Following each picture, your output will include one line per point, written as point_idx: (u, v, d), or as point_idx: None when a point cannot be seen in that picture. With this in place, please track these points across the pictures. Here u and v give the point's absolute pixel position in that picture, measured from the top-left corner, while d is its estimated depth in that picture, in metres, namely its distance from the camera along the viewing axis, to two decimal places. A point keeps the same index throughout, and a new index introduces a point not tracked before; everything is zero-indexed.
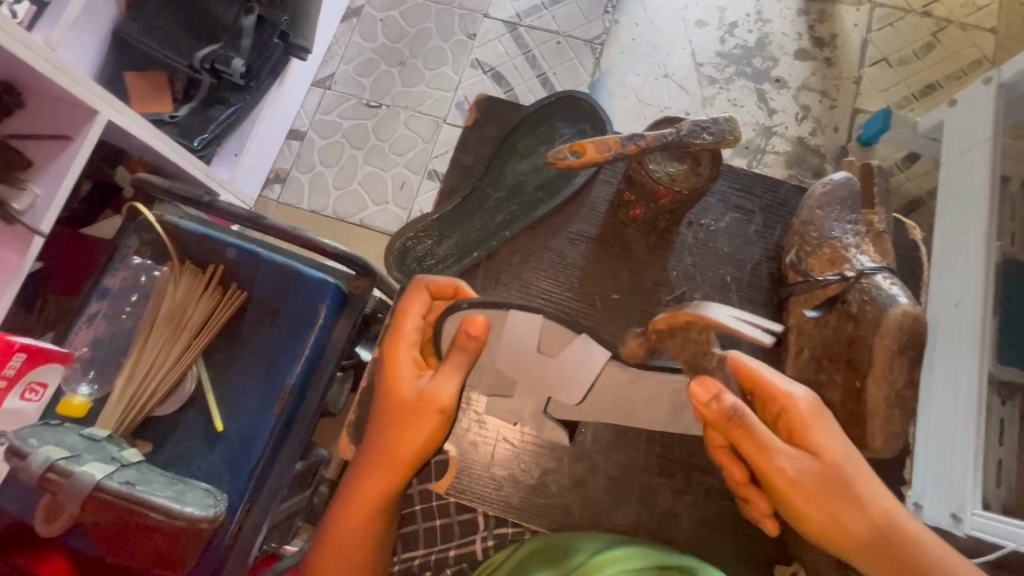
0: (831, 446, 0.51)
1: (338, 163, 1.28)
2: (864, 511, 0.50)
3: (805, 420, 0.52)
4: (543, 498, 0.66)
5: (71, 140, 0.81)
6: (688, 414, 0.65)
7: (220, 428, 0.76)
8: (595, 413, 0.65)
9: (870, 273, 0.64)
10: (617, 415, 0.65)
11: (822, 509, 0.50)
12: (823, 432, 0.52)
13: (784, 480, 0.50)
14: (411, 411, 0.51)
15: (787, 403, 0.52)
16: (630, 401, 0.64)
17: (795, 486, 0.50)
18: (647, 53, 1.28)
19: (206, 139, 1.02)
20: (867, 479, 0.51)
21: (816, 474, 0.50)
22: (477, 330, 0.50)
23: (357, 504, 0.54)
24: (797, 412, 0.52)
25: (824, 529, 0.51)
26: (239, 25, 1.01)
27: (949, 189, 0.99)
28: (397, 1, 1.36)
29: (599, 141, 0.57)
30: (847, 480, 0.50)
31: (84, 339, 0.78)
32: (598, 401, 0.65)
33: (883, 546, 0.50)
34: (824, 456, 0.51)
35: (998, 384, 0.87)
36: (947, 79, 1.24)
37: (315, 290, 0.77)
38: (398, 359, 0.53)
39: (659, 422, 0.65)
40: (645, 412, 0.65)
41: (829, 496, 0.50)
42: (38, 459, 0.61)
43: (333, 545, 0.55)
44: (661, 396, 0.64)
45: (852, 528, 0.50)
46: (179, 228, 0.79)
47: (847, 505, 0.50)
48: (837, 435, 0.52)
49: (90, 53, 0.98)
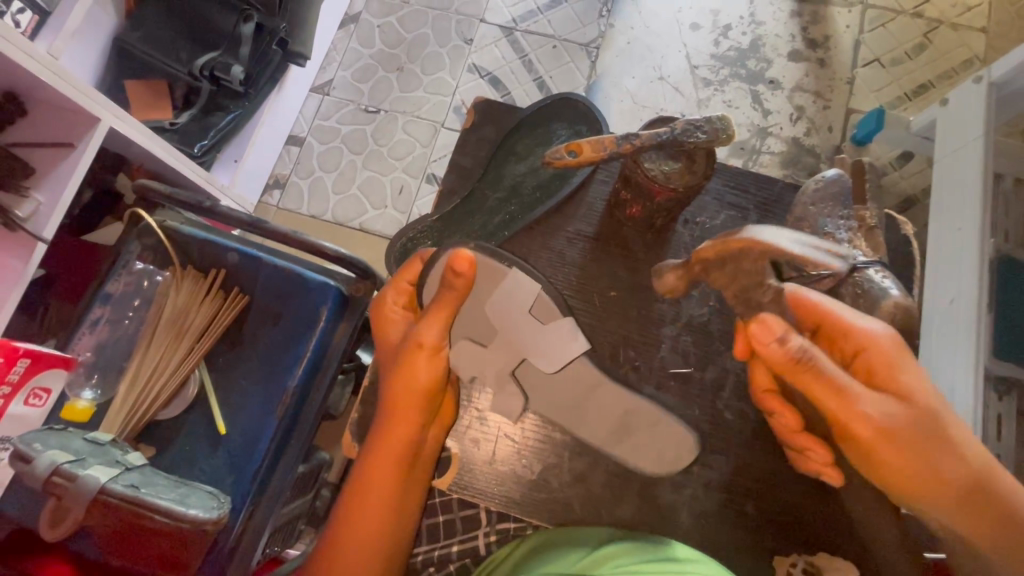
0: (915, 385, 0.51)
1: (337, 168, 1.29)
2: (950, 451, 0.50)
3: (885, 358, 0.52)
4: (544, 493, 0.67)
5: (73, 147, 0.82)
6: (631, 444, 0.66)
7: (223, 432, 0.76)
8: (550, 406, 0.67)
9: (862, 267, 0.62)
10: (567, 414, 0.66)
11: (912, 453, 0.50)
12: (905, 371, 0.51)
13: (873, 421, 0.49)
14: (404, 355, 0.57)
15: (867, 343, 0.52)
16: (589, 401, 0.66)
17: (881, 427, 0.49)
18: (642, 56, 1.29)
19: (206, 146, 1.04)
20: (951, 419, 0.51)
21: (903, 414, 0.50)
22: (461, 263, 0.52)
23: (382, 456, 0.56)
24: (879, 351, 0.52)
25: (908, 471, 0.50)
26: (238, 32, 1.01)
27: (942, 187, 1.00)
28: (394, 8, 1.38)
29: (595, 141, 0.58)
30: (933, 419, 0.50)
31: (87, 344, 0.79)
32: (558, 393, 0.66)
33: (973, 485, 0.50)
34: (908, 396, 0.50)
35: (995, 379, 0.87)
36: (939, 79, 1.25)
37: (317, 293, 0.78)
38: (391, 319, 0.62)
39: (599, 440, 0.66)
40: (592, 423, 0.66)
41: (916, 438, 0.50)
42: (43, 463, 0.61)
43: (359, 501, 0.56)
44: (619, 410, 0.65)
45: (940, 470, 0.50)
46: (181, 234, 0.80)
47: (936, 446, 0.50)
48: (922, 376, 0.52)
49: (91, 61, 0.99)
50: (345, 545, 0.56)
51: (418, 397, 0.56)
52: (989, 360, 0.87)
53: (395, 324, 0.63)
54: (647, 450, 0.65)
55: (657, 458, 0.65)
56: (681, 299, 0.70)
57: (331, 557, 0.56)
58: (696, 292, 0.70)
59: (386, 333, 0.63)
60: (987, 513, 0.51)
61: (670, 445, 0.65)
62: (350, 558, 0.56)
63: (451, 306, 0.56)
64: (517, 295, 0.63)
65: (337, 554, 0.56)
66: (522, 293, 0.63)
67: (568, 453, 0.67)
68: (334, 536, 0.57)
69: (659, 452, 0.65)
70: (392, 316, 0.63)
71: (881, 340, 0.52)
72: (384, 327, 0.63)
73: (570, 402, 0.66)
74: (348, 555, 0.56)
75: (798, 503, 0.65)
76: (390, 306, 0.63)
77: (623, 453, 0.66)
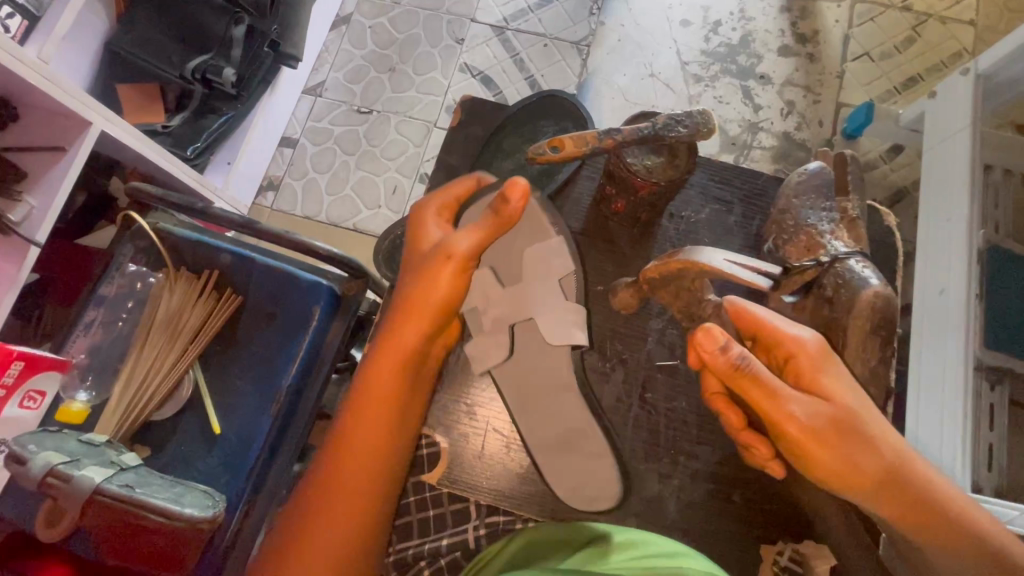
0: (842, 385, 0.51)
1: (330, 169, 1.30)
2: (879, 448, 0.50)
3: (813, 361, 0.52)
4: (531, 486, 0.67)
5: (64, 151, 0.83)
6: (562, 464, 0.65)
7: (218, 431, 0.77)
8: (520, 381, 0.67)
9: (843, 258, 0.64)
10: (523, 397, 0.67)
11: (837, 453, 0.49)
12: (829, 373, 0.52)
13: (804, 422, 0.49)
14: (431, 261, 0.57)
15: (796, 348, 0.52)
16: (556, 392, 0.66)
17: (813, 426, 0.49)
18: (633, 54, 1.30)
19: (199, 148, 1.04)
20: (875, 418, 0.52)
21: (832, 414, 0.50)
22: (519, 188, 0.54)
23: (389, 357, 0.57)
24: (806, 357, 0.52)
25: (842, 472, 0.50)
26: (229, 35, 1.02)
27: (930, 179, 1.01)
28: (385, 8, 1.38)
29: (577, 136, 0.58)
30: (860, 416, 0.51)
31: (82, 346, 0.79)
32: (536, 369, 0.67)
33: (896, 482, 0.50)
34: (834, 398, 0.51)
35: (986, 369, 0.88)
36: (929, 72, 1.26)
37: (310, 293, 0.78)
38: (427, 220, 0.62)
39: (539, 442, 0.66)
40: (544, 422, 0.66)
41: (849, 436, 0.50)
42: (38, 464, 0.62)
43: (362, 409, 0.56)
44: (575, 417, 0.66)
45: (870, 468, 0.50)
46: (174, 237, 0.80)
47: (865, 444, 0.50)
48: (844, 378, 0.52)
49: (83, 66, 0.99)
50: (342, 467, 0.55)
51: (429, 314, 0.57)
52: (979, 350, 0.87)
53: (429, 236, 0.61)
54: (573, 473, 0.65)
55: (576, 488, 0.64)
56: None
57: (330, 479, 0.55)
58: None
59: (417, 243, 0.60)
60: (915, 511, 0.51)
61: (595, 482, 0.64)
62: (347, 481, 0.55)
63: (497, 229, 0.58)
64: (556, 260, 0.66)
65: (333, 478, 0.55)
66: (541, 269, 0.67)
67: None
68: (332, 454, 0.55)
69: (582, 484, 0.64)
70: (426, 230, 0.61)
71: (807, 343, 0.53)
72: (412, 239, 0.61)
73: (542, 381, 0.67)
74: (347, 475, 0.55)
75: (783, 491, 0.66)
76: (424, 223, 0.62)
77: (552, 470, 0.65)
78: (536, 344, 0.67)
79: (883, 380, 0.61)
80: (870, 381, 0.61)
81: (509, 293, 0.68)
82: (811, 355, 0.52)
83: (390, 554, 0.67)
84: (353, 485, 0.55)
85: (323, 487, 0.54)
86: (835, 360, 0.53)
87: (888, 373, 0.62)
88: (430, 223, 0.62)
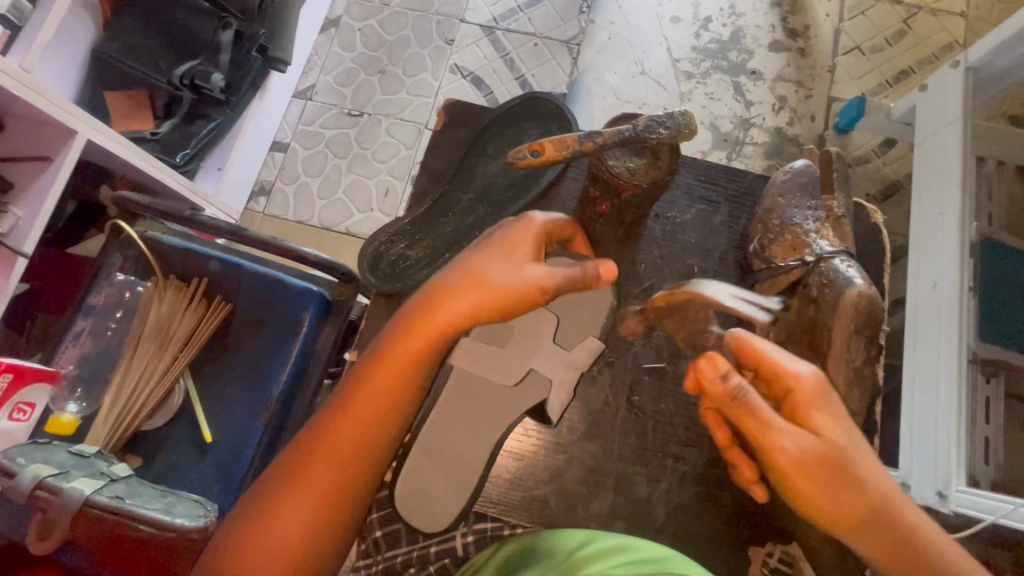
0: (838, 426, 0.49)
1: (321, 172, 1.29)
2: (875, 494, 0.48)
3: (814, 396, 0.49)
4: (520, 492, 0.66)
5: (49, 160, 0.83)
6: (428, 477, 0.62)
7: (209, 440, 0.76)
8: (468, 389, 0.64)
9: (829, 257, 0.65)
10: (460, 402, 0.64)
11: (828, 493, 0.47)
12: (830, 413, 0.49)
13: (795, 460, 0.47)
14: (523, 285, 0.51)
15: (793, 382, 0.49)
16: (489, 417, 0.64)
17: (804, 465, 0.47)
18: (624, 51, 1.29)
19: (189, 155, 1.04)
20: (871, 460, 0.49)
21: (828, 451, 0.47)
22: (612, 279, 0.57)
23: (425, 325, 0.51)
24: (804, 393, 0.49)
25: (833, 512, 0.47)
26: (217, 40, 1.01)
27: (922, 172, 1.00)
28: (375, 10, 1.38)
29: (556, 139, 0.57)
30: (856, 457, 0.48)
31: (71, 356, 0.79)
32: (492, 396, 0.64)
33: (891, 532, 0.47)
34: (829, 436, 0.48)
35: (982, 362, 0.88)
36: (920, 65, 1.25)
37: (299, 299, 0.78)
38: (522, 236, 0.54)
39: (427, 441, 0.63)
40: (445, 428, 0.63)
41: (842, 477, 0.47)
42: (27, 477, 0.62)
43: (397, 346, 0.51)
44: (476, 444, 0.63)
45: (867, 513, 0.47)
46: (162, 244, 0.80)
47: (860, 486, 0.47)
48: (846, 420, 0.49)
49: (70, 74, 0.98)
50: (359, 399, 0.50)
51: (491, 310, 0.51)
52: (973, 343, 0.87)
53: (535, 270, 0.53)
54: (427, 480, 0.62)
55: (415, 496, 0.62)
56: (652, 295, 0.70)
57: (344, 404, 0.51)
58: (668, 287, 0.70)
59: (509, 251, 0.53)
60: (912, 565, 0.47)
61: (444, 505, 0.62)
62: (355, 417, 0.50)
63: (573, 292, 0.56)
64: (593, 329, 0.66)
65: (343, 410, 0.50)
66: (584, 359, 0.64)
67: (546, 451, 0.67)
68: (352, 381, 0.51)
69: (425, 502, 0.62)
70: (523, 247, 0.53)
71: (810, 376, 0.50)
72: (501, 252, 0.53)
73: (486, 404, 0.64)
74: (357, 408, 0.50)
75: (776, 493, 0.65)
76: (515, 239, 0.54)
77: (415, 475, 0.62)
78: (523, 391, 0.64)
79: (867, 379, 0.60)
80: (854, 380, 0.59)
81: (548, 354, 0.64)
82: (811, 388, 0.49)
83: (379, 562, 0.65)
84: (361, 428, 0.50)
85: (335, 412, 0.50)
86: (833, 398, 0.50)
87: (872, 371, 0.62)
88: (524, 238, 0.54)
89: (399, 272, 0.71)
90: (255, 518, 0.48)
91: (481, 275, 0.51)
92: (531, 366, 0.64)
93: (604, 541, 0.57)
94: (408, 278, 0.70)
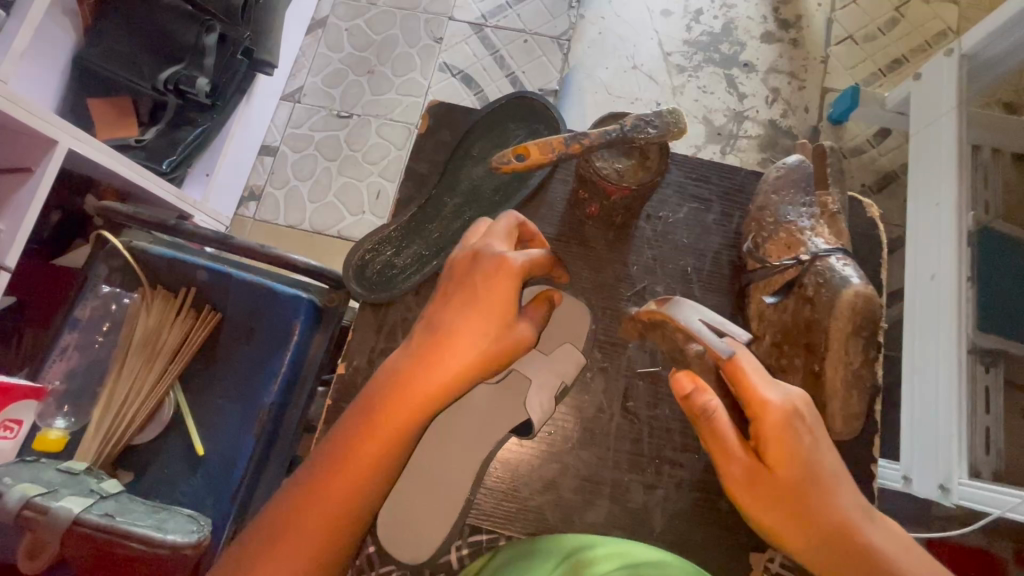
0: (799, 453, 0.47)
1: (311, 175, 1.28)
2: (834, 522, 0.46)
3: (781, 425, 0.47)
4: (515, 503, 0.64)
5: (31, 172, 0.81)
6: (421, 501, 0.59)
7: (201, 453, 0.75)
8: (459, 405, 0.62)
9: (824, 256, 0.64)
10: (453, 415, 0.62)
11: (784, 520, 0.46)
12: (798, 442, 0.47)
13: (743, 482, 0.47)
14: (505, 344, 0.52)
15: (758, 408, 0.47)
16: (478, 431, 0.62)
17: (755, 490, 0.47)
18: (614, 46, 1.28)
19: (175, 162, 1.02)
20: (836, 487, 0.47)
21: (782, 477, 0.46)
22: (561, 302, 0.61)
23: (411, 391, 0.49)
24: (769, 421, 0.47)
25: (785, 536, 0.47)
26: (201, 44, 0.99)
27: (917, 162, 0.99)
28: (361, 10, 1.36)
29: (542, 142, 0.56)
30: (814, 483, 0.47)
31: (58, 371, 0.78)
32: (483, 407, 0.62)
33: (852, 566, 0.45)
34: (786, 464, 0.46)
35: (981, 352, 0.87)
36: (914, 53, 1.24)
37: (289, 307, 0.76)
38: (499, 293, 0.52)
39: (419, 463, 0.60)
40: (439, 449, 0.61)
41: (796, 504, 0.46)
42: (14, 497, 0.61)
43: (397, 399, 0.49)
44: (466, 463, 0.60)
45: (824, 541, 0.46)
46: (147, 254, 0.78)
47: (816, 514, 0.46)
48: (815, 449, 0.47)
49: (52, 83, 0.96)
50: (363, 444, 0.48)
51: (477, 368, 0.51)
52: (973, 334, 0.87)
53: (520, 328, 0.53)
54: (419, 507, 0.59)
55: (403, 523, 0.59)
56: (645, 296, 0.69)
57: (346, 452, 0.48)
58: (661, 288, 0.69)
59: (486, 310, 0.52)
60: None
61: (431, 533, 0.58)
62: (355, 465, 0.48)
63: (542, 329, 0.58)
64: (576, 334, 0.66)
65: (344, 458, 0.48)
66: (569, 368, 0.64)
67: (538, 459, 0.65)
68: (354, 423, 0.49)
69: (411, 532, 0.58)
70: (503, 307, 0.52)
71: (782, 403, 0.47)
72: (484, 312, 0.51)
73: (477, 418, 0.62)
74: (357, 455, 0.48)
75: None
76: (493, 293, 0.52)
77: (409, 500, 0.59)
78: (508, 396, 0.63)
79: (866, 381, 0.60)
80: (853, 383, 0.59)
81: (535, 361, 0.63)
82: (780, 415, 0.47)
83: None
84: (370, 468, 0.48)
85: (333, 460, 0.48)
86: (804, 424, 0.48)
87: (872, 372, 0.61)
88: (503, 290, 0.52)
89: (388, 279, 0.70)
90: (246, 570, 0.44)
91: (457, 340, 0.51)
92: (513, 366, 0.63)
93: (604, 547, 0.56)
94: (396, 286, 0.69)
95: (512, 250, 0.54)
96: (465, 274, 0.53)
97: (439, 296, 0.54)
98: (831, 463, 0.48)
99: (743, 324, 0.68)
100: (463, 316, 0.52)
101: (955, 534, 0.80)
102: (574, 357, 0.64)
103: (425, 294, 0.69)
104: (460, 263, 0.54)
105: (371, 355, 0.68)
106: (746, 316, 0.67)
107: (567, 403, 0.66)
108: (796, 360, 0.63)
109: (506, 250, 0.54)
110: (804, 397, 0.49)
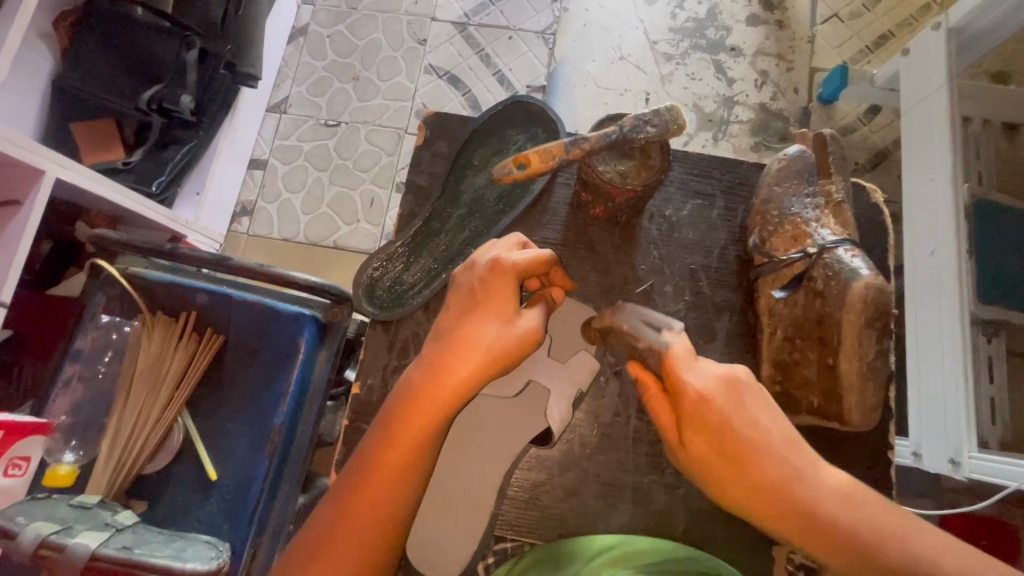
0: (713, 424, 0.46)
1: (303, 188, 1.26)
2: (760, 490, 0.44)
3: (692, 409, 0.46)
4: (537, 511, 0.64)
5: (21, 204, 0.80)
6: (444, 519, 0.59)
7: (214, 477, 0.75)
8: (474, 419, 0.62)
9: (832, 248, 0.65)
10: (467, 431, 0.62)
11: (718, 478, 0.46)
12: (714, 409, 0.46)
13: (683, 462, 0.48)
14: (518, 344, 0.51)
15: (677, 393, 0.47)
16: (499, 447, 0.61)
17: (689, 465, 0.48)
18: (600, 38, 1.27)
19: (164, 182, 0.99)
20: (767, 455, 0.45)
21: (702, 453, 0.46)
22: None
23: (428, 400, 0.48)
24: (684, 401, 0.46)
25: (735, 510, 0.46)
26: (182, 61, 0.97)
27: (911, 139, 0.99)
28: (342, 15, 1.34)
29: (542, 150, 0.57)
30: (741, 462, 0.45)
31: (62, 406, 0.76)
32: (499, 420, 0.62)
33: (801, 529, 0.44)
34: (696, 433, 0.46)
35: (983, 323, 0.87)
36: (899, 28, 1.23)
37: (292, 324, 0.74)
38: (500, 293, 0.52)
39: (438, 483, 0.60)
40: (458, 469, 0.60)
41: (737, 485, 0.45)
42: (28, 537, 0.60)
43: (413, 410, 0.48)
44: (484, 479, 0.60)
45: (753, 499, 0.45)
46: (145, 279, 0.77)
47: (752, 476, 0.45)
48: (748, 416, 0.47)
49: (31, 109, 0.94)
50: (384, 458, 0.47)
51: (487, 365, 0.49)
52: (977, 306, 0.86)
53: (526, 321, 0.52)
54: (441, 527, 0.59)
55: (427, 544, 0.59)
56: (652, 296, 0.69)
57: (370, 466, 0.47)
58: (669, 287, 0.69)
59: (487, 311, 0.51)
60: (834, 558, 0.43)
61: (455, 550, 0.58)
62: (377, 477, 0.47)
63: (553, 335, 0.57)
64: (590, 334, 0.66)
65: (369, 472, 0.47)
66: (584, 376, 0.64)
67: (555, 468, 0.65)
68: (376, 437, 0.49)
69: (433, 550, 0.58)
70: (508, 306, 0.51)
71: (698, 389, 0.47)
72: (489, 313, 0.51)
73: (493, 430, 0.62)
74: (381, 466, 0.47)
75: None
76: (498, 295, 0.52)
77: (432, 519, 0.59)
78: (526, 408, 0.63)
79: (880, 372, 0.62)
80: (868, 375, 0.61)
81: (549, 369, 0.64)
82: (694, 397, 0.47)
83: None
84: (393, 482, 0.47)
85: (355, 480, 0.47)
86: (717, 405, 0.46)
87: (886, 363, 0.62)
88: (501, 288, 0.52)
89: (397, 296, 0.71)
90: None
91: (468, 341, 0.50)
92: (530, 378, 0.63)
93: (639, 545, 0.56)
94: (407, 302, 0.70)
95: (512, 252, 0.54)
96: (463, 281, 0.54)
97: (445, 304, 0.54)
98: (754, 432, 0.46)
99: (753, 319, 0.68)
100: (468, 317, 0.51)
101: (970, 508, 0.80)
102: (587, 364, 0.65)
103: (433, 308, 0.70)
104: (464, 271, 0.55)
105: (385, 373, 0.68)
106: (755, 311, 0.67)
107: (585, 408, 0.66)
108: (810, 353, 0.64)
109: (505, 252, 0.54)
110: (728, 371, 0.48)
